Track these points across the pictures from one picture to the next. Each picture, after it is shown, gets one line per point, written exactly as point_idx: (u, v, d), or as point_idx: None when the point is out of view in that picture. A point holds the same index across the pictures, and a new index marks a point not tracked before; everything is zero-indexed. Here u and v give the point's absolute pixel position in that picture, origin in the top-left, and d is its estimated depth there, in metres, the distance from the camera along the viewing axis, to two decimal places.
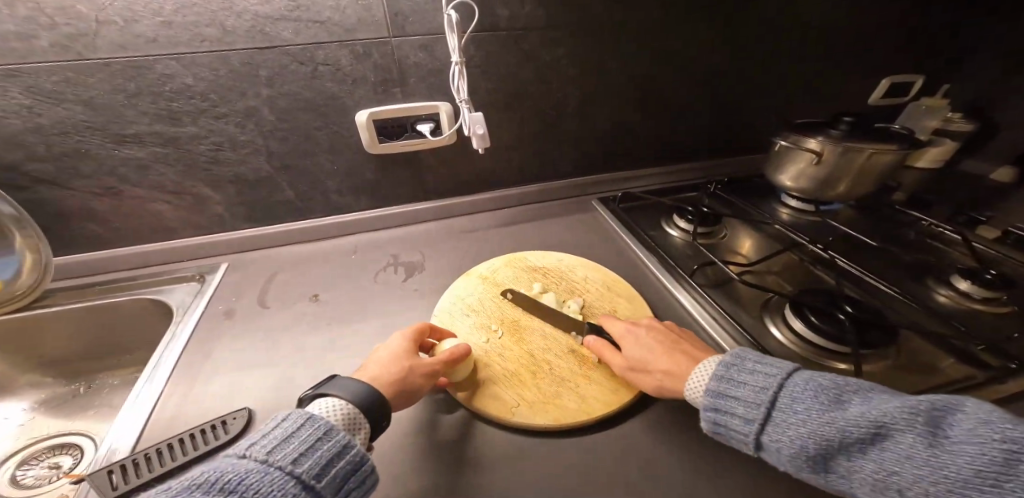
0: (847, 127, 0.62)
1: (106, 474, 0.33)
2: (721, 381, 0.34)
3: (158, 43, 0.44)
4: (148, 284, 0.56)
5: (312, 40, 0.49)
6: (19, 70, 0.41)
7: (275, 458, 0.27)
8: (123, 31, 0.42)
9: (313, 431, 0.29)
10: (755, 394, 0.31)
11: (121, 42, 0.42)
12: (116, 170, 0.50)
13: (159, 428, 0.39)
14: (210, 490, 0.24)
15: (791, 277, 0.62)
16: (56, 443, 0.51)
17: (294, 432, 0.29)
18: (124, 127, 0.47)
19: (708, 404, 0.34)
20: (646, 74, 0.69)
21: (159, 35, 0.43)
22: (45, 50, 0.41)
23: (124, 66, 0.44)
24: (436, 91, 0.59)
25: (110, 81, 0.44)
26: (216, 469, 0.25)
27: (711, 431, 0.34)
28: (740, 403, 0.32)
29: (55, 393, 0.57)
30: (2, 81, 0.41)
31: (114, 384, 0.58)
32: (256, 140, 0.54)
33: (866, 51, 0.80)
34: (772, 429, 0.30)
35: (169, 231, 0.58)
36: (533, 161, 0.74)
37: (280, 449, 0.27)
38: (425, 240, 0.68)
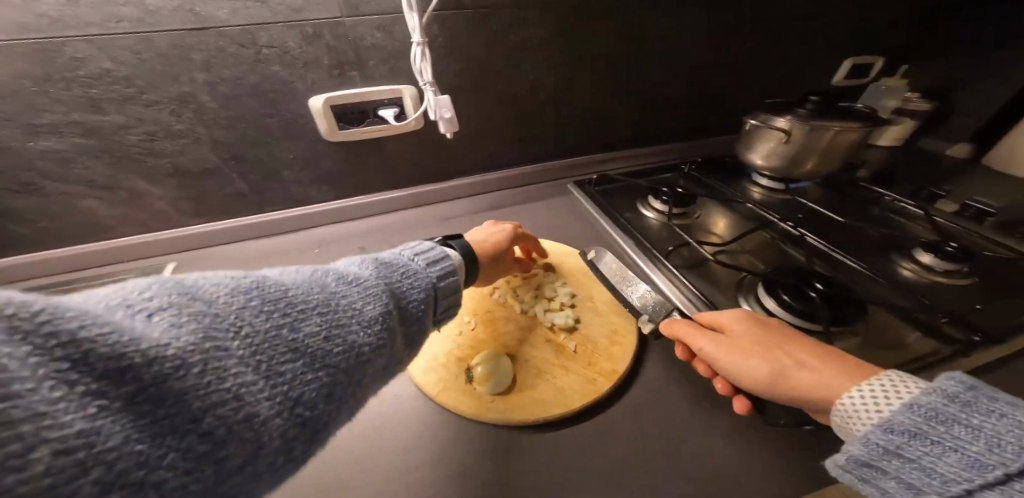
0: (814, 106, 0.62)
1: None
2: (945, 406, 0.26)
3: (66, 23, 0.39)
4: (85, 287, 0.51)
5: (253, 20, 0.45)
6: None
7: (429, 269, 0.35)
8: (22, 10, 0.37)
9: (450, 264, 0.37)
10: (1010, 438, 0.23)
11: (23, 22, 0.38)
12: (34, 164, 0.45)
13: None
14: (395, 269, 0.32)
15: (764, 256, 0.62)
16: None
17: (437, 260, 0.37)
18: (36, 116, 0.42)
19: (892, 429, 0.27)
20: (618, 55, 0.68)
21: (65, 14, 0.39)
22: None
23: (28, 49, 0.39)
24: (397, 74, 0.56)
25: (13, 65, 0.39)
26: (400, 259, 0.34)
27: (867, 461, 0.28)
28: (973, 441, 0.24)
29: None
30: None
31: None
32: (197, 129, 0.50)
33: (836, 31, 0.80)
34: (1018, 487, 0.22)
35: (106, 230, 0.53)
36: (505, 147, 0.72)
37: (431, 266, 0.36)
38: (393, 230, 0.65)
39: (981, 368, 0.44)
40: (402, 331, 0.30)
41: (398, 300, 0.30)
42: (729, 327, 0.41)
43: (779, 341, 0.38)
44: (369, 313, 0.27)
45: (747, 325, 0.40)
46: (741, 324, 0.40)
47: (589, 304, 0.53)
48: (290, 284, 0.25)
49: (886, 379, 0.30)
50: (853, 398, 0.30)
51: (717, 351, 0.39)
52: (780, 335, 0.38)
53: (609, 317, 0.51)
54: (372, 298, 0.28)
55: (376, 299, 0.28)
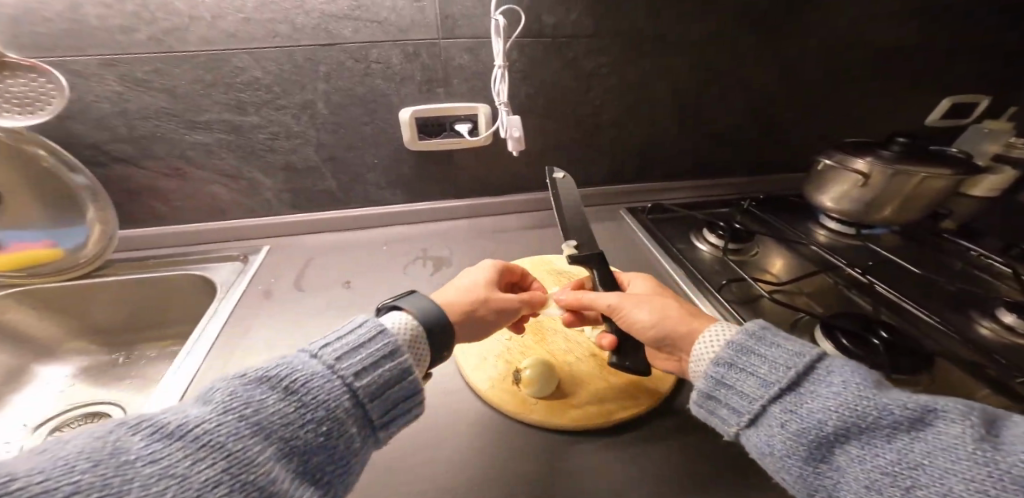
0: (900, 149, 0.60)
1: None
2: (748, 338, 0.32)
3: (237, 38, 0.47)
4: (198, 261, 0.60)
5: (369, 39, 0.52)
6: (118, 61, 0.46)
7: (342, 367, 0.27)
8: (210, 26, 0.46)
9: (383, 347, 0.30)
10: (788, 357, 0.29)
11: (206, 36, 0.47)
12: (185, 153, 0.54)
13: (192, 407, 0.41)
14: (275, 386, 0.25)
15: (825, 300, 0.60)
16: (89, 411, 0.56)
17: (364, 343, 0.29)
18: (197, 115, 0.51)
19: (718, 363, 0.32)
20: (694, 87, 0.70)
21: (240, 30, 0.47)
22: (143, 43, 0.45)
23: (205, 59, 0.48)
24: (478, 93, 0.61)
25: (193, 73, 0.48)
26: (292, 365, 0.26)
27: (708, 395, 0.32)
28: (766, 364, 0.29)
29: (98, 361, 0.62)
30: (103, 69, 0.46)
31: (150, 356, 0.63)
32: (308, 131, 0.57)
33: (922, 73, 0.78)
34: (788, 397, 0.27)
35: (220, 214, 0.62)
36: (566, 168, 0.75)
37: (347, 360, 0.28)
38: (454, 237, 0.70)
39: None
40: (280, 481, 0.22)
41: (270, 437, 0.22)
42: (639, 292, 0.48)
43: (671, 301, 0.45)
44: (199, 477, 0.19)
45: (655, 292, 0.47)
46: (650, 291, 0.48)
47: None
48: (25, 471, 0.17)
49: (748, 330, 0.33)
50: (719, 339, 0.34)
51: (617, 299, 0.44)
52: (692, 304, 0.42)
53: None
54: (199, 455, 0.20)
55: (211, 454, 0.20)
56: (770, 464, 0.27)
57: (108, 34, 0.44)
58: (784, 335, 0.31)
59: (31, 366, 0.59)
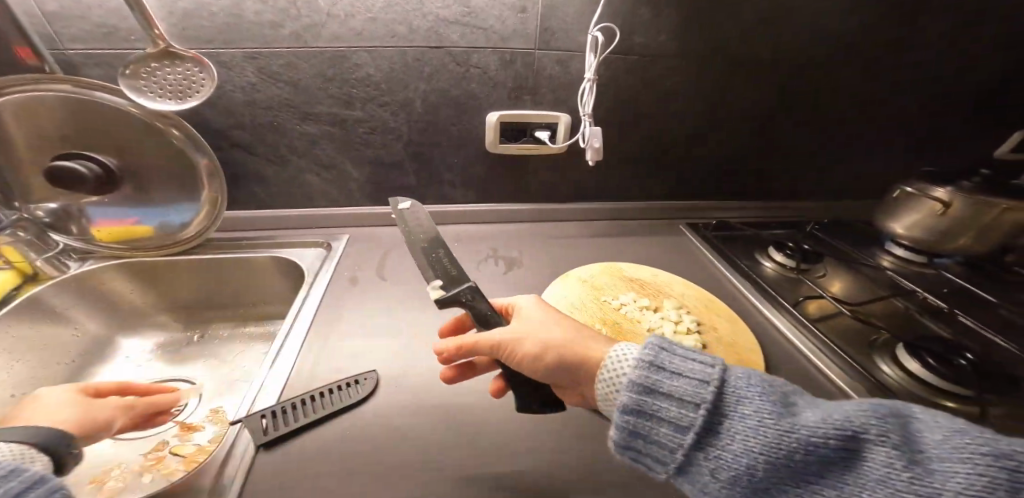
0: (981, 180, 0.60)
1: (260, 419, 0.37)
2: (650, 370, 0.29)
3: (362, 36, 0.51)
4: (285, 245, 0.63)
5: (473, 44, 0.56)
6: (258, 54, 0.49)
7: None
8: (343, 23, 0.50)
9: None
10: (697, 392, 0.27)
11: (337, 34, 0.50)
12: (293, 142, 0.57)
13: (299, 381, 0.42)
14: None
15: (899, 323, 0.59)
16: (163, 388, 0.56)
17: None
18: (311, 106, 0.55)
19: (626, 410, 0.28)
20: (769, 109, 0.71)
21: (366, 28, 0.51)
22: (283, 38, 0.49)
23: (332, 55, 0.51)
24: (561, 102, 0.64)
25: (319, 67, 0.52)
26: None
27: (625, 444, 0.29)
28: (674, 403, 0.27)
29: (172, 338, 0.64)
30: (244, 61, 0.49)
31: (221, 336, 0.65)
32: (402, 128, 0.60)
33: (993, 109, 0.78)
34: None
35: (308, 202, 0.65)
36: (631, 180, 0.77)
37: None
38: (520, 239, 0.72)
39: None
40: None
41: None
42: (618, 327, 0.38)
43: None
44: None
45: None
46: None
47: (714, 334, 0.53)
48: None
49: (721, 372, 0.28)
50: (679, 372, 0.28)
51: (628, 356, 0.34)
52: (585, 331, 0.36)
53: (736, 350, 0.51)
54: None
55: None
56: (686, 487, 0.27)
57: (257, 29, 0.48)
58: (679, 353, 0.29)
59: (114, 336, 0.61)
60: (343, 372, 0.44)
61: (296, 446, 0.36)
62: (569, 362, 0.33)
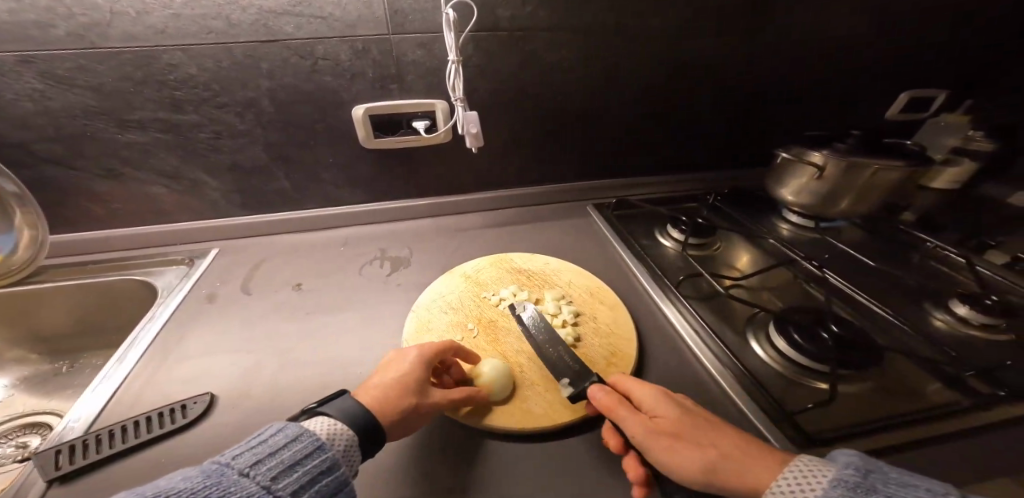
0: (853, 142, 0.61)
1: (54, 454, 0.35)
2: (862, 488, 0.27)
3: (168, 34, 0.47)
4: (142, 264, 0.59)
5: (313, 35, 0.51)
6: (35, 57, 0.45)
7: (278, 485, 0.25)
8: (136, 21, 0.46)
9: (324, 461, 0.28)
10: None
11: (131, 32, 0.46)
12: (120, 153, 0.54)
13: (119, 409, 0.40)
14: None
15: (782, 294, 0.61)
16: (28, 421, 0.53)
17: (302, 459, 0.28)
18: (128, 113, 0.51)
19: None
20: (652, 82, 0.70)
21: (169, 25, 0.47)
22: (61, 39, 0.45)
23: (133, 55, 0.48)
24: (433, 90, 0.60)
25: (122, 69, 0.48)
26: (215, 484, 0.24)
27: None
28: None
29: (37, 371, 0.59)
30: (20, 67, 0.45)
31: (97, 364, 0.60)
32: (254, 130, 0.57)
33: (878, 70, 0.80)
34: None
35: (166, 215, 0.61)
36: (528, 164, 0.75)
37: (284, 476, 0.26)
38: (412, 237, 0.69)
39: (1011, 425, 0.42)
40: None
41: None
42: (696, 418, 0.35)
43: (693, 431, 0.34)
44: None
45: (664, 398, 0.37)
46: (661, 399, 0.37)
47: (593, 324, 0.53)
48: None
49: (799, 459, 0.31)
50: (786, 478, 0.29)
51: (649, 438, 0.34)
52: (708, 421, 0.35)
53: (611, 339, 0.51)
54: None
55: None
56: None
57: (21, 30, 0.44)
58: (891, 477, 0.27)
59: None
60: (175, 398, 0.42)
61: (87, 489, 0.33)
62: (721, 475, 0.31)
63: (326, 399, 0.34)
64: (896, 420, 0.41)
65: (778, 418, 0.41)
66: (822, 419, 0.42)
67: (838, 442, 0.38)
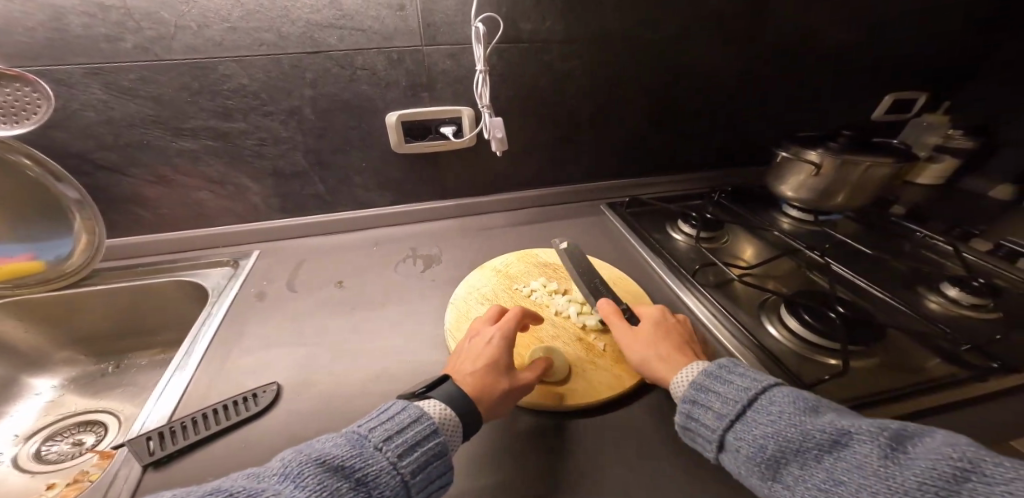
0: (847, 141, 0.67)
1: (146, 439, 0.38)
2: (709, 378, 0.38)
3: (224, 46, 0.51)
4: (188, 267, 0.63)
5: (354, 46, 0.55)
6: (103, 68, 0.48)
7: (403, 464, 0.30)
8: (196, 34, 0.49)
9: (436, 445, 0.32)
10: (735, 392, 0.35)
11: (191, 44, 0.50)
12: (171, 160, 0.58)
13: (196, 398, 0.43)
14: (347, 477, 0.27)
15: (789, 281, 0.65)
16: (84, 419, 0.56)
17: (420, 441, 0.31)
18: (182, 122, 0.55)
19: (686, 399, 0.38)
20: (660, 87, 0.75)
21: (225, 39, 0.50)
22: (128, 51, 0.48)
23: (191, 67, 0.51)
24: (461, 97, 0.64)
25: (179, 80, 0.52)
26: (358, 455, 0.29)
27: (684, 426, 0.37)
28: (719, 398, 0.36)
29: (84, 371, 0.63)
30: (88, 78, 0.49)
31: (141, 364, 0.64)
32: (296, 137, 0.61)
33: (866, 73, 0.86)
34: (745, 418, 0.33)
35: (210, 220, 0.65)
36: (545, 166, 0.79)
37: (407, 456, 0.30)
38: (440, 236, 0.73)
39: (1003, 393, 0.47)
40: None
41: None
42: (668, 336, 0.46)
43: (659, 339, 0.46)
44: None
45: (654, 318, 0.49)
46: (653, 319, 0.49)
47: None
48: None
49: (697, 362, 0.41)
50: (685, 369, 0.41)
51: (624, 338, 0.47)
52: (674, 337, 0.46)
53: None
54: None
55: None
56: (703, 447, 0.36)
57: (91, 43, 0.47)
58: (738, 370, 0.38)
59: (20, 377, 0.58)
60: (244, 387, 0.45)
61: (180, 464, 0.37)
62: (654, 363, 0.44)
63: (432, 384, 0.38)
64: (902, 391, 0.45)
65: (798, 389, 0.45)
66: (834, 390, 0.46)
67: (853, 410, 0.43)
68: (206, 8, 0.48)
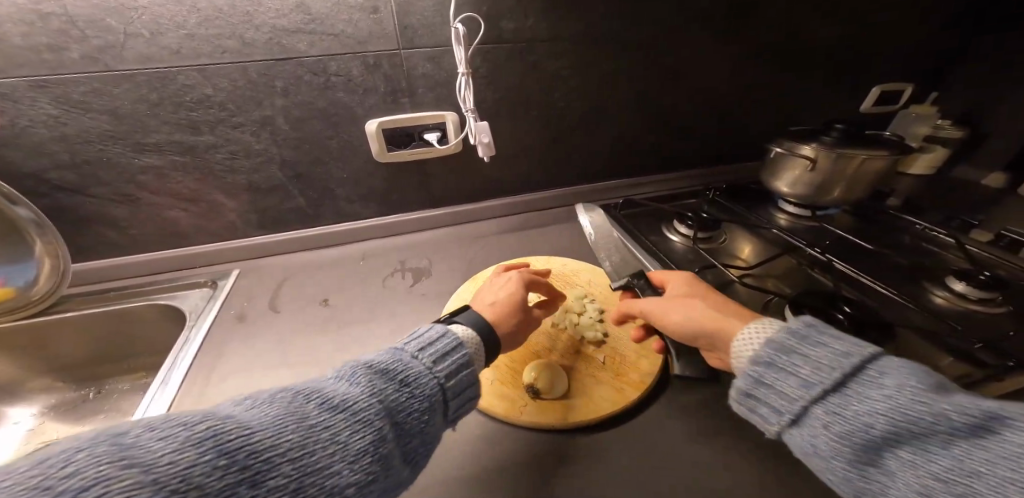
0: (841, 134, 0.65)
1: None
2: (795, 341, 0.33)
3: (182, 54, 0.48)
4: (166, 288, 0.59)
5: (326, 52, 0.52)
6: (49, 81, 0.45)
7: (437, 368, 0.32)
8: (150, 43, 0.46)
9: (462, 356, 0.34)
10: (832, 360, 0.30)
11: (147, 54, 0.47)
12: (136, 177, 0.54)
13: None
14: (393, 378, 0.30)
15: (790, 281, 0.63)
16: None
17: (449, 352, 0.34)
18: (145, 136, 0.52)
19: (758, 363, 0.33)
20: (648, 83, 0.73)
21: (183, 46, 0.47)
22: (74, 62, 0.45)
23: (149, 77, 0.48)
24: (443, 101, 0.62)
25: (136, 91, 0.48)
26: (398, 360, 0.32)
27: (747, 392, 0.34)
28: (808, 365, 0.31)
29: (64, 399, 0.58)
30: (34, 92, 0.45)
31: (123, 389, 0.60)
32: (271, 149, 0.58)
33: (856, 65, 0.85)
34: (836, 396, 0.29)
35: (186, 238, 0.62)
36: (536, 170, 0.77)
37: (440, 362, 0.33)
38: (430, 247, 0.70)
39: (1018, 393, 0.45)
40: None
41: None
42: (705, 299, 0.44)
43: (716, 303, 0.43)
44: None
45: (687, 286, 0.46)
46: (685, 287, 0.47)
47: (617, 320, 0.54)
48: None
49: (761, 322, 0.37)
50: (745, 331, 0.37)
51: (654, 306, 0.45)
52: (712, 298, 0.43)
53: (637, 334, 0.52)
54: None
55: None
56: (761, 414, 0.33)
57: (35, 54, 0.43)
58: (832, 335, 0.32)
59: None
60: None
61: None
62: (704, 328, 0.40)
63: (454, 313, 0.41)
64: None
65: None
66: None
67: None
68: (158, 14, 0.45)
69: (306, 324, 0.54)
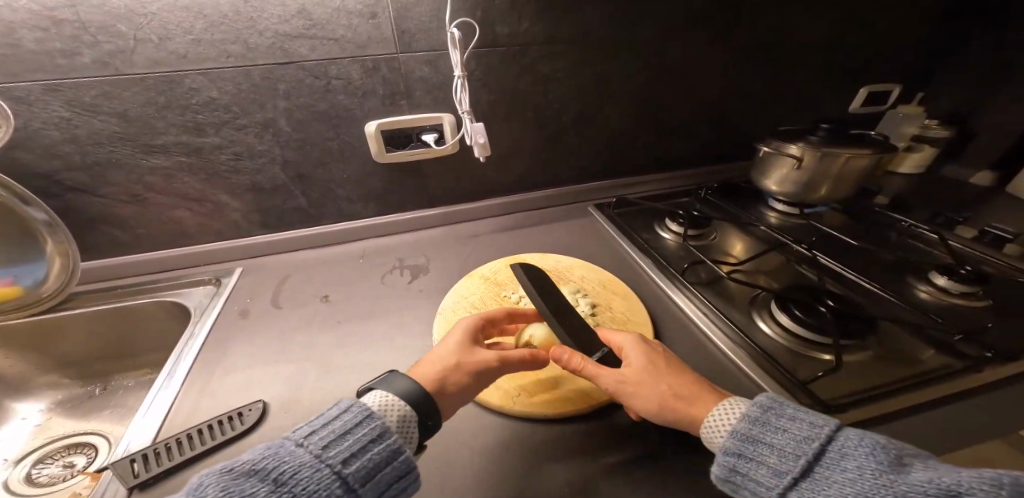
0: (826, 133, 0.67)
1: (130, 463, 0.36)
2: (756, 424, 0.33)
3: (188, 59, 0.50)
4: (171, 287, 0.61)
5: (327, 56, 0.54)
6: (61, 85, 0.47)
7: (330, 454, 0.29)
8: (159, 48, 0.48)
9: (369, 430, 0.31)
10: (796, 444, 0.30)
11: (155, 58, 0.49)
12: (143, 178, 0.56)
13: (178, 420, 0.42)
14: (266, 479, 0.26)
15: (778, 276, 0.65)
16: (74, 442, 0.54)
17: (349, 430, 0.31)
18: (152, 138, 0.54)
19: (727, 452, 0.33)
20: (640, 85, 0.75)
21: (190, 51, 0.49)
22: (86, 66, 0.47)
23: (156, 81, 0.50)
24: (439, 103, 0.64)
25: (144, 95, 0.50)
26: (273, 456, 0.28)
27: (721, 480, 0.33)
28: (773, 451, 0.31)
29: (71, 395, 0.60)
30: (47, 95, 0.47)
31: (129, 385, 0.62)
32: (273, 150, 0.60)
33: (845, 65, 0.87)
34: (805, 485, 0.29)
35: (191, 238, 0.64)
36: (531, 170, 0.79)
37: (334, 445, 0.29)
38: (427, 245, 0.72)
39: (996, 383, 0.47)
40: None
41: None
42: (660, 368, 0.40)
43: (680, 377, 0.40)
44: None
45: (637, 348, 0.43)
46: (634, 347, 0.43)
47: (609, 314, 0.56)
48: None
49: (728, 406, 0.36)
50: (717, 421, 0.35)
51: (616, 384, 0.40)
52: (665, 366, 0.41)
53: (628, 327, 0.54)
54: None
55: None
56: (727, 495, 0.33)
57: (49, 59, 0.45)
58: (787, 413, 0.33)
59: (5, 403, 0.56)
60: (228, 407, 0.43)
61: (162, 489, 0.35)
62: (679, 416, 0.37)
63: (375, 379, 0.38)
64: (898, 385, 0.45)
65: (793, 387, 0.45)
66: (830, 386, 0.46)
67: (852, 407, 0.42)
68: (166, 20, 0.47)
69: (307, 320, 0.56)
